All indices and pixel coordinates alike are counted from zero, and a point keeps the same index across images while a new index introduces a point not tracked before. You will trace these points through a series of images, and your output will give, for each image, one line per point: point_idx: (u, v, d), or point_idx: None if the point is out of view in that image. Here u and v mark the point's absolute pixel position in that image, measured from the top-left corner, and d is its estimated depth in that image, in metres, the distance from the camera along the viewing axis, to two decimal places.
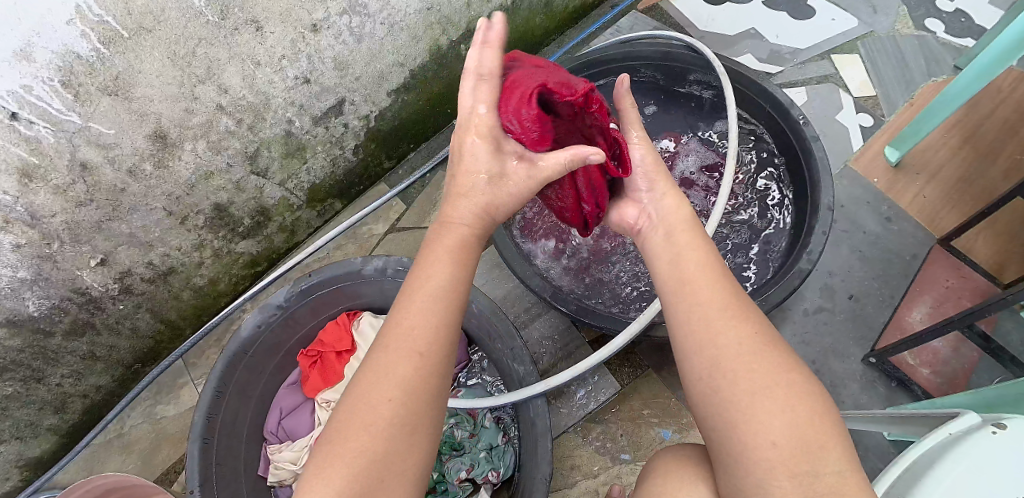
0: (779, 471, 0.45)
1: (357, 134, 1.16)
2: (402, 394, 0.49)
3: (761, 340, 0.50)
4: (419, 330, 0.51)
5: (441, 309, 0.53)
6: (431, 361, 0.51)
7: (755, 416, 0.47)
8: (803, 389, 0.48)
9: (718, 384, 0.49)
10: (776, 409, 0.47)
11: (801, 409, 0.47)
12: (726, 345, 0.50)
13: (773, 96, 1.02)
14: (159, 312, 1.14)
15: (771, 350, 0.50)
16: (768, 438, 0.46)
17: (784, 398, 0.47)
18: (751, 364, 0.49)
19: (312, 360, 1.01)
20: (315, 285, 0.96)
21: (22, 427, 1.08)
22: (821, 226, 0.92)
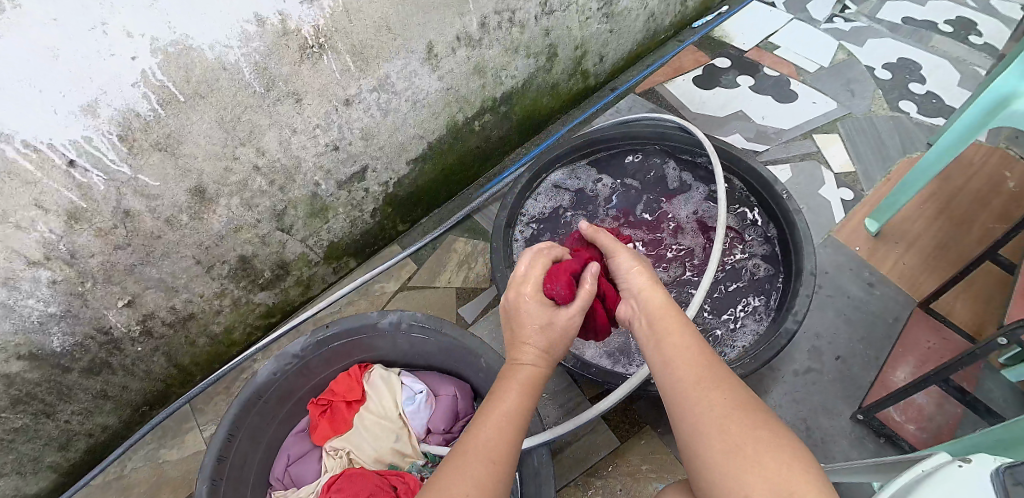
0: None
1: (376, 197, 1.24)
2: (476, 494, 0.53)
3: (733, 404, 0.57)
4: (499, 442, 0.57)
5: (516, 426, 0.59)
6: (498, 474, 0.56)
7: (733, 472, 0.53)
8: (776, 444, 0.53)
9: (698, 445, 0.56)
10: (750, 463, 0.52)
11: (770, 460, 0.52)
12: (700, 409, 0.57)
13: (758, 173, 1.12)
14: (173, 356, 1.17)
15: (741, 409, 0.56)
16: (745, 491, 0.51)
17: (770, 476, 0.51)
18: (719, 427, 0.55)
19: (322, 409, 1.03)
20: (331, 336, 1.00)
21: (25, 462, 1.11)
22: (805, 289, 0.99)
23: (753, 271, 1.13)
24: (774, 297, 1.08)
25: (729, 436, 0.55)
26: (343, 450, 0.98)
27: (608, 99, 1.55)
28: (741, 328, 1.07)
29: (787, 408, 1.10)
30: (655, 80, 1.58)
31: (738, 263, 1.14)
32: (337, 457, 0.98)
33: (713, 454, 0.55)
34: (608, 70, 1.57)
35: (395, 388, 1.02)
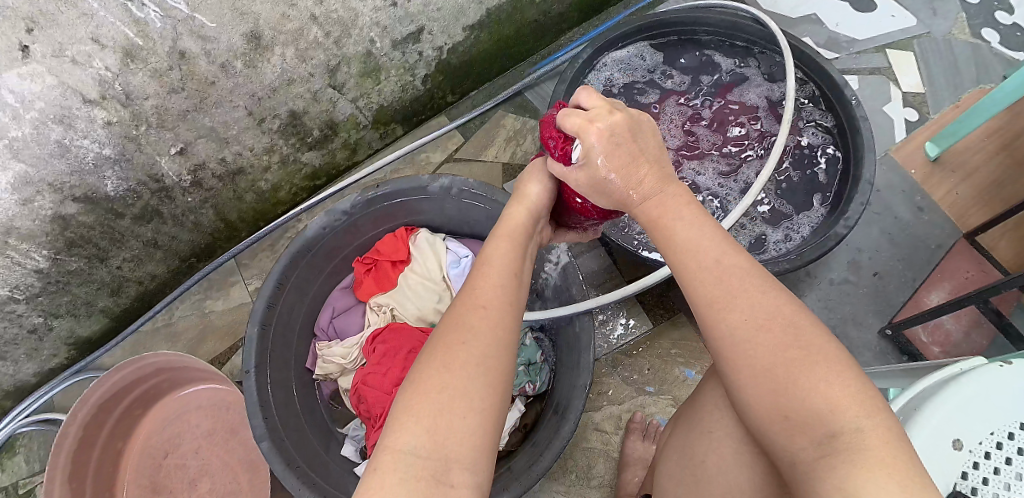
0: (798, 437, 0.52)
1: (429, 63, 1.19)
2: (471, 343, 0.54)
3: (754, 321, 0.56)
4: (486, 296, 0.58)
5: (505, 288, 0.60)
6: (493, 324, 0.56)
7: (770, 390, 0.54)
8: (807, 356, 0.54)
9: (732, 369, 0.57)
10: (784, 382, 0.53)
11: (803, 376, 0.53)
12: (724, 331, 0.58)
13: (829, 76, 1.08)
14: (220, 210, 1.19)
15: (764, 327, 0.56)
16: (781, 410, 0.53)
17: (804, 381, 0.53)
18: (748, 346, 0.56)
19: (367, 267, 1.06)
20: (382, 196, 1.01)
21: (77, 305, 1.21)
22: (860, 197, 0.98)
23: (806, 174, 1.14)
24: (825, 201, 1.10)
25: (759, 340, 0.56)
26: (387, 306, 1.04)
27: None
28: (789, 225, 1.10)
29: (818, 313, 1.15)
30: None
31: (794, 165, 1.16)
32: (381, 313, 1.03)
33: (745, 375, 0.56)
34: None
35: (439, 253, 1.05)
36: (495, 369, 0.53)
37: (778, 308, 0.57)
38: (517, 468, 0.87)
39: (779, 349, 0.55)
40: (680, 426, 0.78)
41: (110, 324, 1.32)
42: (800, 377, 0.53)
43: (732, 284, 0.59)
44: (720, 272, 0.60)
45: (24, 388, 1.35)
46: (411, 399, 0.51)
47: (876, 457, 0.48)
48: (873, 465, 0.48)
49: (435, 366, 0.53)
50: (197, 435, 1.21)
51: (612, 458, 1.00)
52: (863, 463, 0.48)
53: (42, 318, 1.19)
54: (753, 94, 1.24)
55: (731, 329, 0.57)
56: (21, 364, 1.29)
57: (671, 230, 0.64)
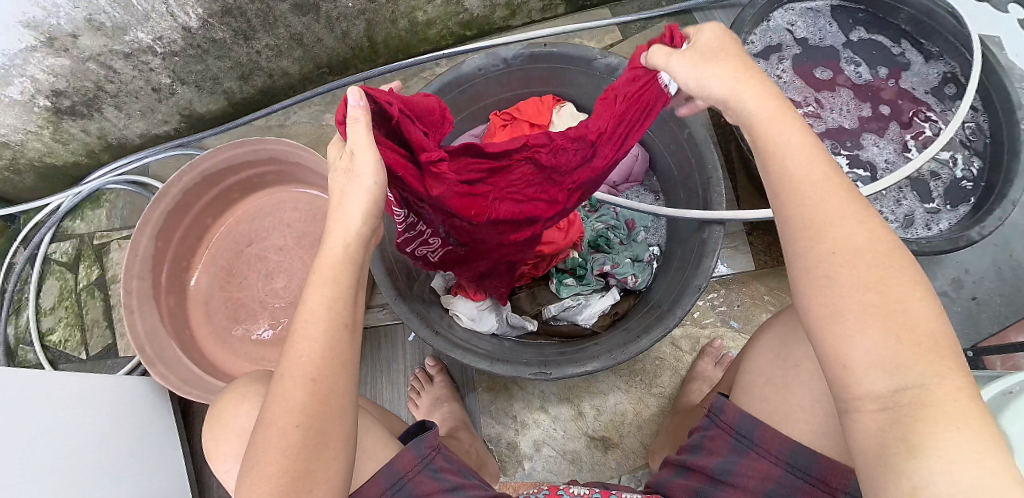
0: (875, 378, 0.50)
1: None
2: (302, 407, 0.54)
3: (849, 255, 0.53)
4: (314, 361, 0.54)
5: (334, 333, 0.56)
6: (325, 384, 0.55)
7: (840, 329, 0.52)
8: (896, 297, 0.51)
9: (809, 299, 0.54)
10: (861, 323, 0.51)
11: (879, 322, 0.51)
12: (816, 257, 0.54)
13: (1006, 92, 1.06)
14: (370, 28, 1.19)
15: (857, 263, 0.52)
16: (856, 350, 0.51)
17: (871, 331, 0.51)
18: (834, 278, 0.53)
19: (503, 122, 1.07)
20: (547, 56, 0.99)
21: (208, 78, 1.23)
22: (999, 213, 1.00)
23: (955, 176, 1.12)
24: (962, 207, 1.10)
25: (834, 285, 0.53)
26: None
27: None
28: (919, 218, 1.12)
29: None
30: None
31: (947, 162, 1.13)
32: None
33: (820, 305, 0.53)
34: None
35: None
36: (332, 423, 0.55)
37: (858, 251, 0.53)
38: (605, 345, 0.87)
39: (860, 301, 0.52)
40: (767, 337, 0.72)
41: (227, 107, 1.34)
42: (854, 328, 0.51)
43: (818, 220, 0.54)
44: (806, 209, 0.55)
45: (132, 142, 1.39)
46: (267, 419, 0.54)
47: (936, 414, 0.48)
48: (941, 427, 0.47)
49: (279, 396, 0.54)
50: (287, 234, 1.26)
51: (679, 373, 1.03)
52: (919, 414, 0.48)
53: (172, 80, 1.21)
54: (919, 85, 1.18)
55: (815, 261, 0.54)
56: (135, 121, 1.31)
57: (773, 134, 0.58)
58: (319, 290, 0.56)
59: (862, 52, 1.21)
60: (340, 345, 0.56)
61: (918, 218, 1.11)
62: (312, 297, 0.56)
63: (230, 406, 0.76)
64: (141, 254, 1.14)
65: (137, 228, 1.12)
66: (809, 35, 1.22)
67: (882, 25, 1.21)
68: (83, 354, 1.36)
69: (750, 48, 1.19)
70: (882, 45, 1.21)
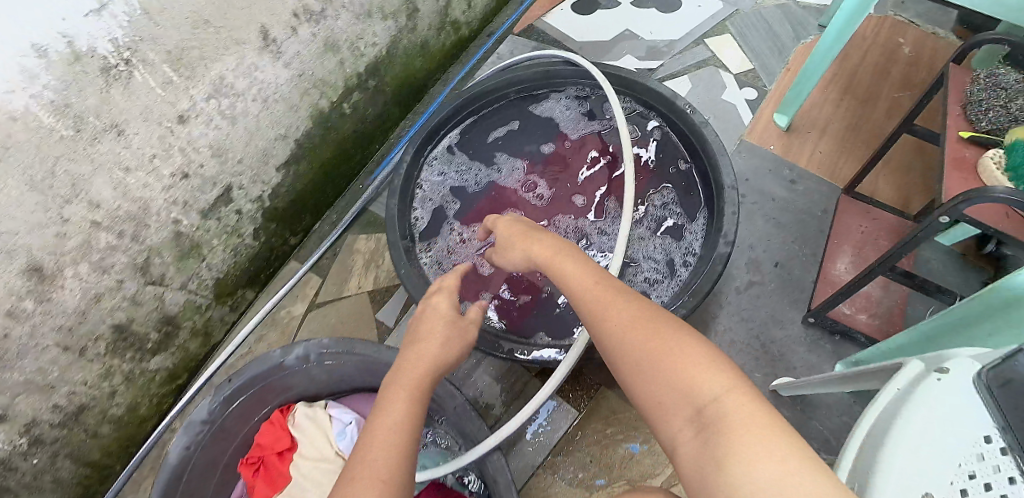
0: (684, 436, 0.48)
1: (254, 217, 1.06)
2: None
3: (650, 325, 0.54)
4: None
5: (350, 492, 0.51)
6: None
7: (659, 401, 0.50)
8: (708, 361, 0.50)
9: (630, 386, 0.53)
10: (676, 391, 0.49)
11: (692, 385, 0.49)
12: (626, 345, 0.54)
13: (657, 92, 1.00)
14: (79, 455, 1.00)
15: (675, 332, 0.53)
16: (675, 423, 0.49)
17: (680, 365, 0.50)
18: (639, 355, 0.53)
19: (253, 468, 0.92)
20: (239, 389, 0.88)
21: None
22: (731, 205, 0.86)
23: (677, 189, 0.99)
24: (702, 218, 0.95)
25: (631, 351, 0.54)
26: None
27: (487, 45, 1.29)
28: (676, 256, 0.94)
29: (738, 330, 0.95)
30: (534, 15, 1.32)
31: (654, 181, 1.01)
32: None
33: (637, 387, 0.52)
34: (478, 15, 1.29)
35: (324, 426, 0.91)
36: None
37: (641, 311, 0.56)
38: None
39: (661, 341, 0.52)
40: None
41: None
42: (662, 379, 0.51)
43: (606, 310, 0.57)
44: (588, 307, 0.60)
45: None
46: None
47: (763, 430, 0.45)
48: (763, 438, 0.44)
49: None
50: None
51: None
52: (750, 436, 0.44)
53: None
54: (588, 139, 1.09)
55: (623, 334, 0.55)
56: None
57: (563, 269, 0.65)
58: None
59: (520, 145, 1.09)
60: None
61: (675, 256, 0.94)
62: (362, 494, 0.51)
63: None
64: None
65: None
66: (464, 173, 1.08)
67: (518, 112, 1.12)
68: None
69: (417, 225, 1.03)
70: (532, 127, 1.11)
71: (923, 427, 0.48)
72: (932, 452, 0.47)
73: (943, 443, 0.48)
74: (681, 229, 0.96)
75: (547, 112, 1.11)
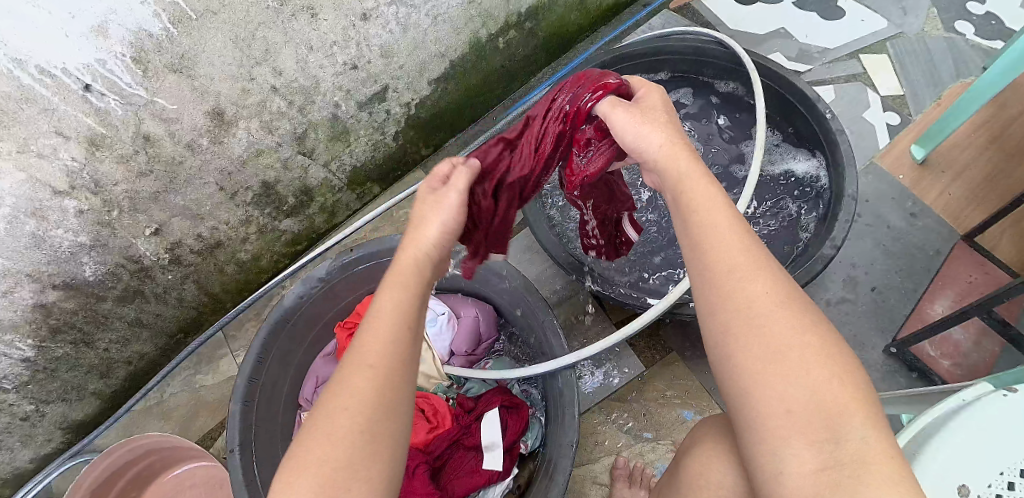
0: (797, 440, 0.45)
1: (398, 120, 1.19)
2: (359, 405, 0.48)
3: (782, 293, 0.50)
4: (375, 350, 0.50)
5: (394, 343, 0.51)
6: (382, 384, 0.49)
7: (788, 376, 0.47)
8: (835, 367, 0.47)
9: (754, 339, 0.48)
10: (807, 377, 0.47)
11: (816, 363, 0.47)
12: (750, 294, 0.50)
13: (799, 92, 1.05)
14: (203, 284, 1.19)
15: (791, 304, 0.50)
16: (784, 406, 0.46)
17: (757, 340, 0.48)
18: (766, 318, 0.49)
19: (347, 332, 1.05)
20: (354, 260, 1.00)
21: (69, 389, 1.16)
22: (845, 215, 0.94)
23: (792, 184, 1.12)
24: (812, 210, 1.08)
25: (744, 317, 0.49)
26: None
27: (642, 14, 1.39)
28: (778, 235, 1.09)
29: None
30: None
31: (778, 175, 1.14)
32: None
33: (747, 352, 0.48)
34: None
35: None
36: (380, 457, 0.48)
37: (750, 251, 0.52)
38: None
39: (762, 305, 0.49)
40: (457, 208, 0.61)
41: (102, 407, 1.25)
42: (745, 354, 0.49)
43: (710, 223, 0.54)
44: (707, 236, 0.53)
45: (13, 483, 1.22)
46: (300, 457, 0.47)
47: (833, 414, 0.45)
48: (837, 415, 0.45)
49: (330, 402, 0.49)
50: None
51: None
52: (811, 426, 0.45)
53: (33, 406, 1.12)
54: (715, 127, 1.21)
55: (734, 292, 0.50)
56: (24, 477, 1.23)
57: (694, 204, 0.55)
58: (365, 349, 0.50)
59: None
60: (388, 388, 0.49)
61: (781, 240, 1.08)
62: (354, 378, 0.49)
63: None
64: None
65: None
66: None
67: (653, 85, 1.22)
68: None
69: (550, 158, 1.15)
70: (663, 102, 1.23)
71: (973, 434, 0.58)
72: (974, 456, 0.58)
73: (984, 453, 0.58)
74: (789, 215, 1.10)
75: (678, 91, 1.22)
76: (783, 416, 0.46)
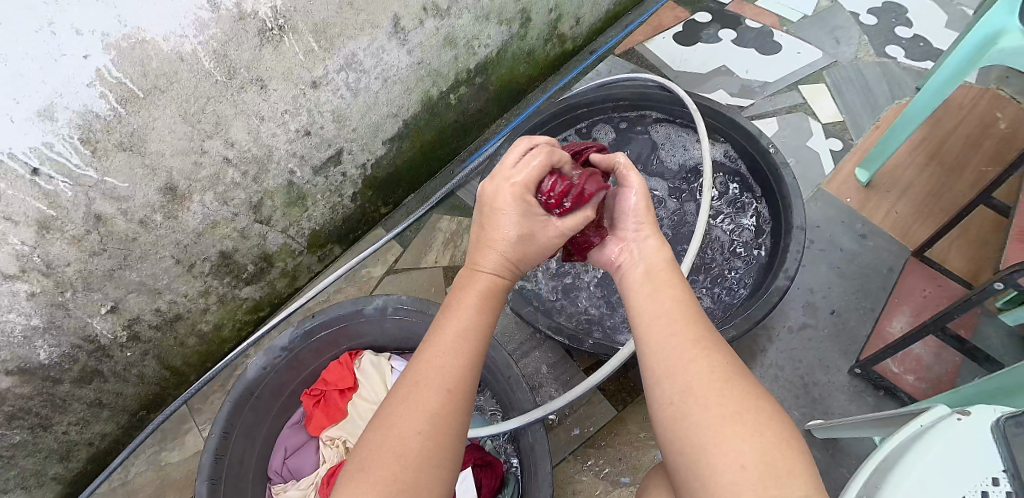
0: (746, 495, 0.46)
1: (355, 182, 1.20)
2: (420, 424, 0.50)
3: (727, 366, 0.53)
4: (444, 368, 0.53)
5: (462, 372, 0.54)
6: (453, 404, 0.52)
7: (729, 435, 0.48)
8: (777, 425, 0.49)
9: (700, 404, 0.51)
10: (750, 431, 0.48)
11: (761, 424, 0.49)
12: (696, 365, 0.53)
13: (742, 128, 1.10)
14: (165, 358, 1.16)
15: (737, 375, 0.52)
16: (738, 462, 0.47)
17: (705, 407, 0.50)
18: (710, 381, 0.52)
19: (315, 399, 1.02)
20: (318, 327, 0.99)
21: (27, 476, 1.11)
22: (796, 245, 0.97)
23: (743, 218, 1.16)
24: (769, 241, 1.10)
25: (690, 384, 0.52)
26: (339, 439, 0.98)
27: (588, 61, 1.44)
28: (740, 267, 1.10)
29: (786, 365, 1.06)
30: (634, 40, 1.47)
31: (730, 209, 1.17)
32: (336, 447, 0.97)
33: (697, 416, 0.50)
34: (585, 31, 1.44)
35: (386, 374, 1.01)
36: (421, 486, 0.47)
37: (694, 321, 0.57)
38: None
39: (704, 378, 0.52)
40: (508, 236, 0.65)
41: (61, 495, 1.19)
42: (697, 417, 0.50)
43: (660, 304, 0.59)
44: (665, 309, 0.58)
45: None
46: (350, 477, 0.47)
47: (780, 470, 0.46)
48: (783, 475, 0.46)
49: (393, 419, 0.50)
50: None
51: None
52: (760, 481, 0.46)
53: None
54: (671, 162, 1.23)
55: (683, 366, 0.53)
56: None
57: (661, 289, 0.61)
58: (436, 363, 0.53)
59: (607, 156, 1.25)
60: (453, 410, 0.51)
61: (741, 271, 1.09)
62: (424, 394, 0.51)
63: None
64: None
65: None
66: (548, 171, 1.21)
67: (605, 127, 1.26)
68: None
69: None
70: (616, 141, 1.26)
71: (930, 462, 0.59)
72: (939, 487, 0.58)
73: (949, 475, 0.58)
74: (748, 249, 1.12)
75: (630, 131, 1.26)
76: (731, 475, 0.47)
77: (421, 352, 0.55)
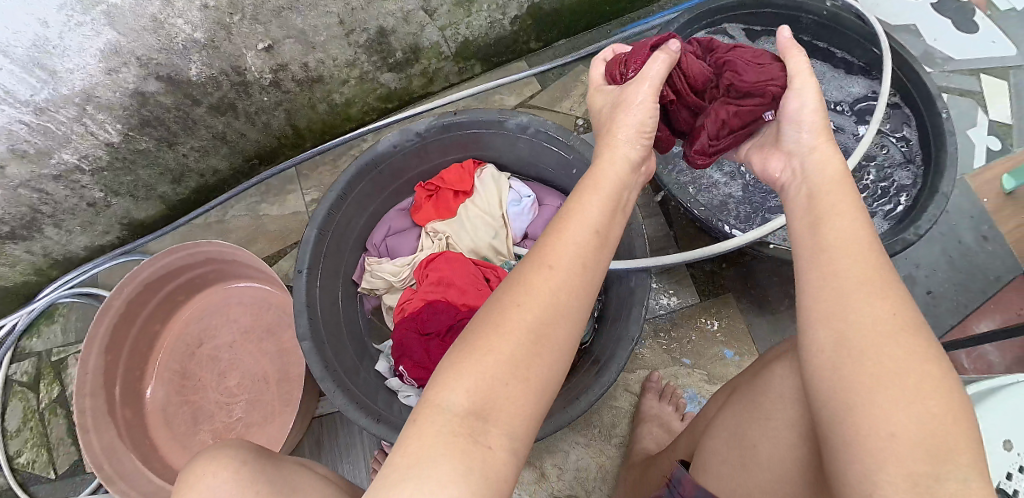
0: (892, 466, 0.45)
1: (522, 4, 1.18)
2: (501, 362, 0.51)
3: (901, 322, 0.49)
4: (533, 311, 0.53)
5: (550, 315, 0.53)
6: (535, 350, 0.51)
7: (885, 402, 0.46)
8: (944, 392, 0.46)
9: (857, 363, 0.48)
10: (909, 402, 0.46)
11: (924, 396, 0.46)
12: (862, 316, 0.50)
13: (924, 84, 1.06)
14: (292, 116, 1.21)
15: (908, 332, 0.49)
16: (886, 430, 0.46)
17: (858, 369, 0.48)
18: (873, 340, 0.49)
19: (429, 192, 1.10)
20: (455, 125, 1.00)
21: (139, 186, 1.19)
22: (935, 209, 0.96)
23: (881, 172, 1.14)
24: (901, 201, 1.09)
25: (849, 338, 0.50)
26: (444, 233, 1.07)
27: None
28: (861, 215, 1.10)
29: None
30: None
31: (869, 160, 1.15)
32: (437, 239, 1.07)
33: (850, 377, 0.48)
34: None
35: (502, 190, 1.08)
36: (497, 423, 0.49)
37: (874, 267, 0.52)
38: (573, 389, 0.88)
39: (868, 332, 0.49)
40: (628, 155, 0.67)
41: (164, 211, 1.29)
42: (846, 372, 0.49)
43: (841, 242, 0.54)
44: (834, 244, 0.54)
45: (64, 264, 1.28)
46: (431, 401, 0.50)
47: (939, 449, 0.44)
48: (944, 454, 0.44)
49: (477, 352, 0.51)
50: (235, 329, 1.26)
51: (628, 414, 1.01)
52: (913, 455, 0.44)
53: (101, 195, 1.16)
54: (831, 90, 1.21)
55: (847, 313, 0.50)
56: (80, 261, 1.29)
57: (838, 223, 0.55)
58: (528, 305, 0.53)
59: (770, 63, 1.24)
60: (536, 354, 0.52)
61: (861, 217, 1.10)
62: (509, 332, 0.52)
63: (201, 473, 0.67)
64: (111, 317, 1.12)
65: (124, 280, 1.11)
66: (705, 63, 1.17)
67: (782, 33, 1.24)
68: (52, 473, 1.20)
69: None
70: None
71: None
72: None
73: None
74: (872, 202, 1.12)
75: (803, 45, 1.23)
76: (877, 449, 0.46)
77: (515, 289, 0.55)
